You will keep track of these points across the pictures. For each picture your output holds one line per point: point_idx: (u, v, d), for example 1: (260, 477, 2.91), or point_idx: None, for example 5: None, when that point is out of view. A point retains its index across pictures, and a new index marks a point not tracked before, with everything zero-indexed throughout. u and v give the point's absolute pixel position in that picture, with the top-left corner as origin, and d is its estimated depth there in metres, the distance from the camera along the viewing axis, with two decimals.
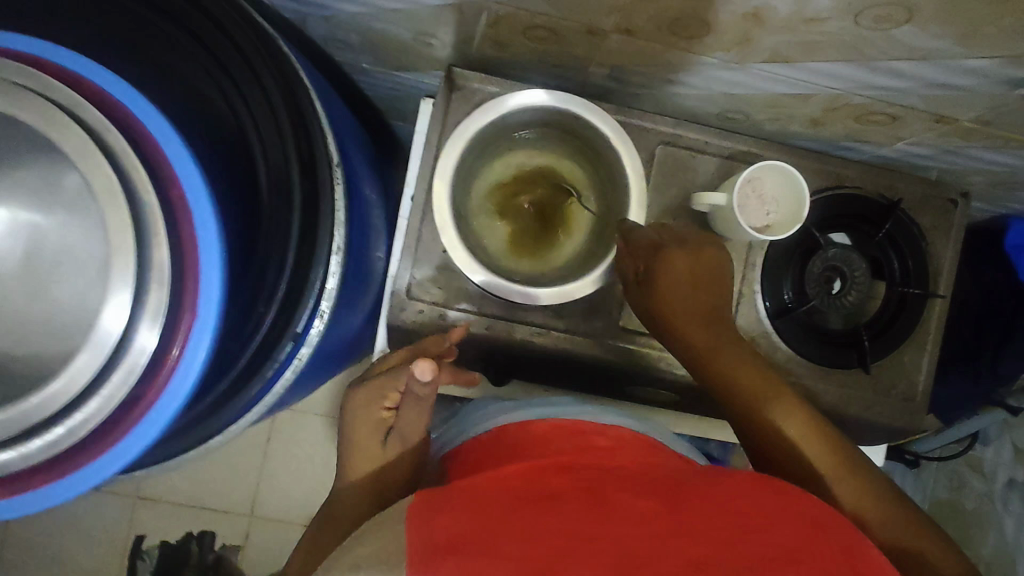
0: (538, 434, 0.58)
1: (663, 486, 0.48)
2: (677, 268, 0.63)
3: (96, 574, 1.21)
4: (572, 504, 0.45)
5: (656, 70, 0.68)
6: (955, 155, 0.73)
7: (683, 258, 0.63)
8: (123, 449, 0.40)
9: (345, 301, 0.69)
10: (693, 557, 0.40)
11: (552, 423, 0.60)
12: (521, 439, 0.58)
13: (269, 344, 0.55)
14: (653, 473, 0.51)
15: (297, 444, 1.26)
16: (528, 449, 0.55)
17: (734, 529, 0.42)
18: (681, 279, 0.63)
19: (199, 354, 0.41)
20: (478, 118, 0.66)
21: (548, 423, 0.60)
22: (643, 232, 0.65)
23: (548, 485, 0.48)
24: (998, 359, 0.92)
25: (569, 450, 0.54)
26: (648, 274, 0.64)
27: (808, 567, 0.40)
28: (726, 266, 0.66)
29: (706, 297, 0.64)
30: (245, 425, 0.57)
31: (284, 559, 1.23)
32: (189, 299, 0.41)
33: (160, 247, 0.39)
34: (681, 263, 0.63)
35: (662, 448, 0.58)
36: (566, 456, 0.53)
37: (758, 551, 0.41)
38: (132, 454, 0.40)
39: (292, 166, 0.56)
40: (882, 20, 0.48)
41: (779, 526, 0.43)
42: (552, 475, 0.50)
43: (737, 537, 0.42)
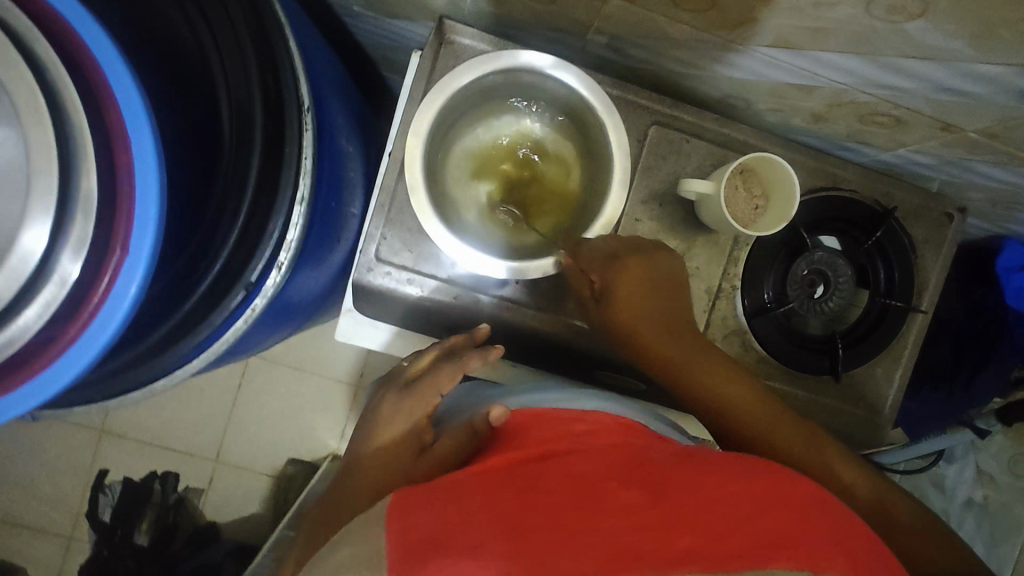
0: (517, 425, 0.58)
1: (650, 475, 0.47)
2: (631, 280, 0.61)
3: (55, 504, 1.20)
4: (554, 497, 0.44)
5: (658, 44, 0.64)
6: (957, 167, 0.71)
7: (637, 267, 0.62)
8: (47, 380, 0.39)
9: (309, 255, 0.66)
10: (685, 543, 0.38)
11: (531, 414, 0.60)
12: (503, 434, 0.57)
13: (220, 289, 0.53)
14: (639, 461, 0.50)
15: (267, 394, 1.23)
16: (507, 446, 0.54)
17: (727, 514, 0.40)
18: (637, 290, 0.61)
19: (129, 290, 0.39)
20: (464, 76, 0.62)
21: (528, 414, 0.60)
22: (591, 249, 0.62)
23: (529, 479, 0.47)
24: (974, 381, 0.91)
25: (546, 444, 0.53)
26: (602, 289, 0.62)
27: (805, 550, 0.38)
28: (683, 268, 0.64)
29: (665, 308, 0.62)
30: (190, 371, 0.56)
31: (245, 507, 1.23)
32: (121, 236, 0.39)
33: (89, 173, 0.38)
34: (628, 280, 0.61)
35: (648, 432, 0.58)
36: (544, 450, 0.52)
37: (754, 535, 0.39)
38: (55, 386, 0.39)
39: (256, 106, 0.54)
40: (896, 11, 0.45)
41: (772, 511, 0.41)
42: (533, 469, 0.49)
43: (731, 521, 0.40)
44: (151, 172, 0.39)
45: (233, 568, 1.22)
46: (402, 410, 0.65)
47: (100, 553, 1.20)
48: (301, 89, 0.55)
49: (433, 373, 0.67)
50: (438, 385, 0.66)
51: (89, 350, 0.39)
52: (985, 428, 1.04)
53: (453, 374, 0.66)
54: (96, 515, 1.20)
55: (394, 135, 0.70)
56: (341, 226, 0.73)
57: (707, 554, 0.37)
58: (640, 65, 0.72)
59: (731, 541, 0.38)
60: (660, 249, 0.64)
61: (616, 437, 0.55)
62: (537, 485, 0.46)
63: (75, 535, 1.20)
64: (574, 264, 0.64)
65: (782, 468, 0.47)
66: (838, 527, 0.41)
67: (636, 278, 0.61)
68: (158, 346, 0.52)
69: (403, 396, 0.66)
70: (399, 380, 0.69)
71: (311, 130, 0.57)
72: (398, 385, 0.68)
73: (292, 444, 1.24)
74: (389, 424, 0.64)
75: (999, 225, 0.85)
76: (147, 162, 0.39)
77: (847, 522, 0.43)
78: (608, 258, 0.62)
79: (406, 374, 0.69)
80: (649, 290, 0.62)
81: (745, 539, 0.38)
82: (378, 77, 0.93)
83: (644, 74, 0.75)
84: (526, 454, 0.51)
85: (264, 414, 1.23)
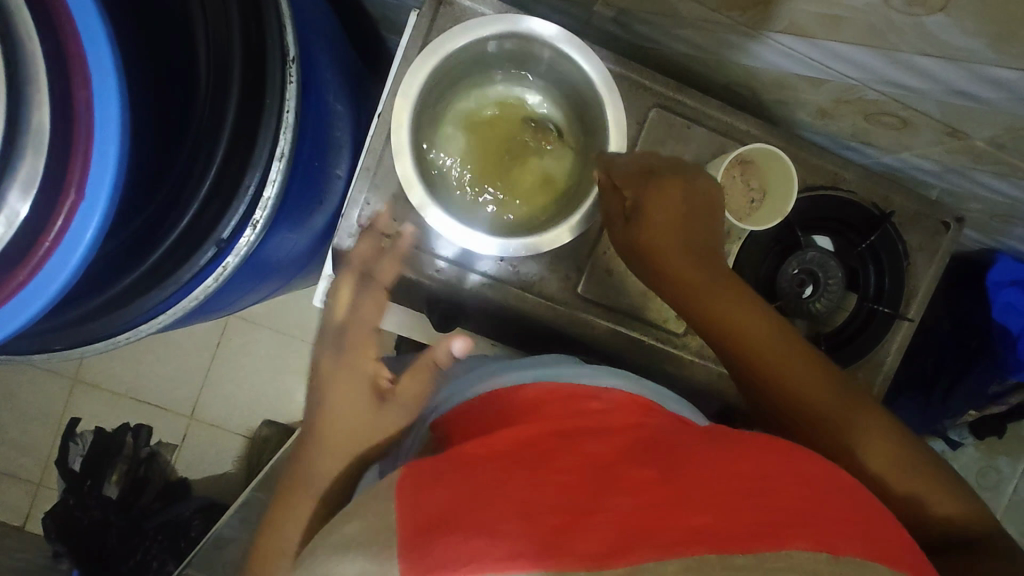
0: (528, 400, 0.55)
1: (659, 449, 0.46)
2: (665, 207, 0.58)
3: (25, 449, 1.18)
4: (566, 473, 0.43)
5: (665, 21, 0.62)
6: (958, 175, 0.69)
7: (673, 188, 0.59)
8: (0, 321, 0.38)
9: (287, 214, 0.64)
10: (697, 526, 0.39)
11: (545, 387, 0.56)
12: (511, 405, 0.55)
13: (190, 244, 0.51)
14: (647, 431, 0.49)
15: (247, 354, 1.21)
16: (518, 415, 0.53)
17: (736, 494, 0.41)
18: (671, 215, 0.58)
19: (85, 234, 0.38)
20: (460, 38, 0.59)
21: (539, 387, 0.56)
22: (623, 165, 0.60)
23: (542, 452, 0.46)
24: (953, 392, 0.91)
25: (561, 414, 0.51)
26: (633, 204, 0.59)
27: (812, 534, 0.39)
28: (715, 197, 0.61)
29: (697, 231, 0.59)
30: (158, 325, 0.55)
31: (218, 465, 1.21)
32: (76, 178, 0.38)
33: (43, 107, 0.37)
34: (662, 197, 0.58)
35: (662, 411, 0.54)
36: (555, 419, 0.50)
37: (763, 515, 0.39)
38: (8, 328, 0.38)
39: (236, 53, 0.51)
40: (916, 3, 0.42)
41: (779, 491, 0.41)
42: (544, 438, 0.47)
43: (742, 502, 0.40)
44: (111, 107, 0.37)
45: (201, 525, 1.19)
46: (346, 363, 0.60)
47: (66, 502, 1.19)
48: (286, 39, 0.53)
49: (355, 300, 0.63)
50: (369, 317, 0.63)
51: (40, 297, 0.38)
52: (957, 440, 1.08)
53: (377, 293, 0.64)
54: (66, 464, 1.18)
55: (386, 96, 0.68)
56: (326, 188, 0.70)
57: (720, 534, 0.38)
58: (646, 43, 0.70)
59: (744, 520, 0.39)
60: (691, 176, 0.60)
61: (633, 412, 0.52)
62: (549, 458, 0.45)
63: (44, 482, 1.19)
64: (608, 180, 0.60)
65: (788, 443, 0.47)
66: (844, 505, 0.42)
67: (673, 198, 0.58)
68: (119, 298, 0.50)
69: (340, 347, 0.61)
70: (331, 326, 0.63)
71: (296, 83, 0.54)
72: (332, 335, 0.62)
73: (268, 406, 1.22)
74: (336, 387, 0.59)
75: (994, 238, 0.84)
76: (109, 97, 0.37)
77: (852, 495, 0.44)
78: (644, 174, 0.59)
79: (334, 318, 0.63)
80: (682, 214, 0.58)
81: (758, 521, 0.39)
82: (378, 35, 0.90)
83: (651, 53, 0.72)
84: (538, 423, 0.50)
85: (242, 374, 1.21)
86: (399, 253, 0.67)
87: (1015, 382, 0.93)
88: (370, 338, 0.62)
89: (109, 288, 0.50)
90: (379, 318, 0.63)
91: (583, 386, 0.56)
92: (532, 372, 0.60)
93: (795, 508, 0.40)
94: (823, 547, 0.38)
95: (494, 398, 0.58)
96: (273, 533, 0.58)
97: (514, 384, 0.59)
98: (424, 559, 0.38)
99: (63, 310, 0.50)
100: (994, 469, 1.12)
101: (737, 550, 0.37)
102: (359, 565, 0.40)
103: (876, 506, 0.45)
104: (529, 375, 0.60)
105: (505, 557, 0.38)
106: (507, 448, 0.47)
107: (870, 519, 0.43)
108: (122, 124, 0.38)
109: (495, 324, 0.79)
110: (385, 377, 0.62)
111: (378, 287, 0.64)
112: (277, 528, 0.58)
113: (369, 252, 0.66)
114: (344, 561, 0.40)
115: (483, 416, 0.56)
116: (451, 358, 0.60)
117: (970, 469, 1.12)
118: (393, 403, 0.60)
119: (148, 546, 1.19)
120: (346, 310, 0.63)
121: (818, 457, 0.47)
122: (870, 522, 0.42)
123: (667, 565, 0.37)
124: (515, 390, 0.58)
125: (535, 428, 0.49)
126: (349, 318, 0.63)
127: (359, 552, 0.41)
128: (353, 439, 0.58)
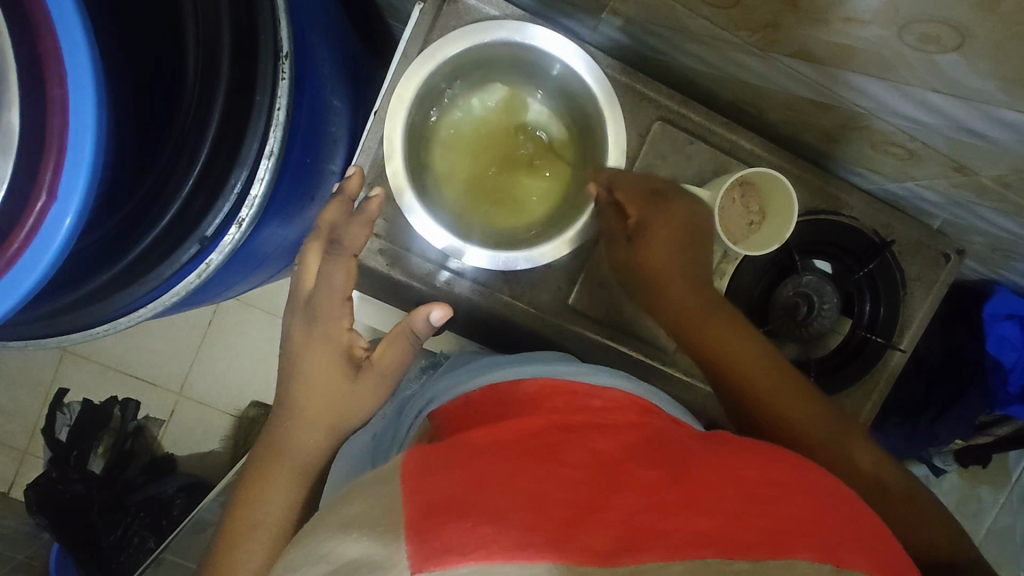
0: (525, 395, 0.53)
1: (669, 453, 0.44)
2: (669, 224, 0.59)
3: (13, 415, 1.18)
4: (574, 469, 0.41)
5: (673, 33, 0.60)
6: (961, 209, 0.68)
7: (676, 211, 0.59)
8: None
9: (278, 209, 0.62)
10: (704, 530, 0.36)
11: (542, 381, 0.55)
12: (509, 399, 0.53)
13: (172, 240, 0.49)
14: (653, 435, 0.47)
15: (238, 335, 1.20)
16: (520, 409, 0.51)
17: (746, 501, 0.39)
18: (673, 234, 0.59)
19: (63, 223, 0.37)
20: (458, 43, 0.58)
21: (537, 381, 0.54)
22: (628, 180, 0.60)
23: (547, 445, 0.44)
24: (939, 421, 0.90)
25: (563, 409, 0.49)
26: (637, 226, 0.60)
27: (822, 543, 0.36)
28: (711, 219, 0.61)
29: (696, 254, 0.60)
30: (138, 318, 0.54)
31: (203, 444, 1.21)
32: (48, 179, 0.37)
33: (13, 106, 0.36)
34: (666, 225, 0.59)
35: (660, 412, 0.54)
36: (560, 414, 0.49)
37: (772, 524, 0.37)
38: None
39: (225, 46, 0.50)
40: (929, 40, 0.40)
41: (788, 500, 0.39)
42: (550, 432, 0.45)
43: (751, 509, 0.38)
44: (87, 106, 0.36)
45: (183, 505, 1.19)
46: (319, 334, 0.59)
47: (49, 475, 1.18)
48: (280, 35, 0.51)
49: (325, 268, 0.59)
50: (337, 287, 0.59)
51: (14, 292, 0.37)
52: (941, 465, 1.08)
53: (348, 261, 0.59)
54: (52, 433, 1.18)
55: (384, 94, 0.66)
56: (319, 183, 0.69)
57: (729, 540, 0.36)
58: (653, 54, 0.69)
59: (752, 526, 0.37)
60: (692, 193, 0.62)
61: (632, 412, 0.51)
62: (557, 453, 0.43)
63: (30, 450, 1.19)
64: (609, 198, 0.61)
65: (794, 457, 0.46)
66: (855, 520, 0.40)
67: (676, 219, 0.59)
68: (97, 292, 0.49)
69: (311, 317, 0.60)
70: (301, 295, 0.61)
71: (288, 80, 0.53)
72: (302, 305, 0.61)
73: (256, 388, 1.20)
74: (311, 356, 0.59)
75: (995, 271, 0.83)
76: (84, 93, 0.36)
77: (865, 515, 0.41)
78: (653, 195, 0.60)
79: (304, 285, 0.61)
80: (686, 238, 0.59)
81: (770, 527, 0.37)
82: (383, 25, 0.88)
83: (658, 63, 0.71)
84: (542, 416, 0.48)
85: (232, 354, 1.20)
86: (369, 218, 0.62)
87: (1001, 415, 0.93)
88: (339, 308, 0.59)
89: (85, 282, 0.49)
90: (348, 287, 0.59)
91: (581, 384, 0.54)
92: (524, 369, 0.59)
93: (802, 518, 0.38)
94: (837, 560, 0.35)
95: (487, 389, 0.57)
96: (252, 501, 0.58)
97: (509, 378, 0.57)
98: (428, 541, 0.34)
99: (42, 301, 0.49)
100: (975, 497, 1.13)
101: (748, 557, 0.34)
102: (363, 545, 0.35)
103: (882, 527, 0.41)
104: (517, 370, 0.59)
105: (513, 547, 0.34)
106: (511, 439, 0.45)
107: (877, 533, 0.40)
108: (96, 120, 0.37)
109: (486, 328, 0.79)
110: (359, 346, 0.61)
111: (346, 255, 0.60)
112: (257, 495, 0.58)
113: (338, 215, 0.62)
114: (347, 540, 0.37)
115: (478, 408, 0.54)
116: (429, 327, 0.61)
117: (952, 495, 1.12)
118: (369, 373, 0.60)
119: (129, 522, 1.19)
120: (314, 278, 0.61)
121: (817, 468, 0.45)
122: (878, 537, 0.40)
123: (673, 566, 0.34)
124: (510, 386, 0.55)
125: (540, 420, 0.47)
126: (318, 286, 0.60)
127: (362, 531, 0.37)
128: (331, 408, 0.59)
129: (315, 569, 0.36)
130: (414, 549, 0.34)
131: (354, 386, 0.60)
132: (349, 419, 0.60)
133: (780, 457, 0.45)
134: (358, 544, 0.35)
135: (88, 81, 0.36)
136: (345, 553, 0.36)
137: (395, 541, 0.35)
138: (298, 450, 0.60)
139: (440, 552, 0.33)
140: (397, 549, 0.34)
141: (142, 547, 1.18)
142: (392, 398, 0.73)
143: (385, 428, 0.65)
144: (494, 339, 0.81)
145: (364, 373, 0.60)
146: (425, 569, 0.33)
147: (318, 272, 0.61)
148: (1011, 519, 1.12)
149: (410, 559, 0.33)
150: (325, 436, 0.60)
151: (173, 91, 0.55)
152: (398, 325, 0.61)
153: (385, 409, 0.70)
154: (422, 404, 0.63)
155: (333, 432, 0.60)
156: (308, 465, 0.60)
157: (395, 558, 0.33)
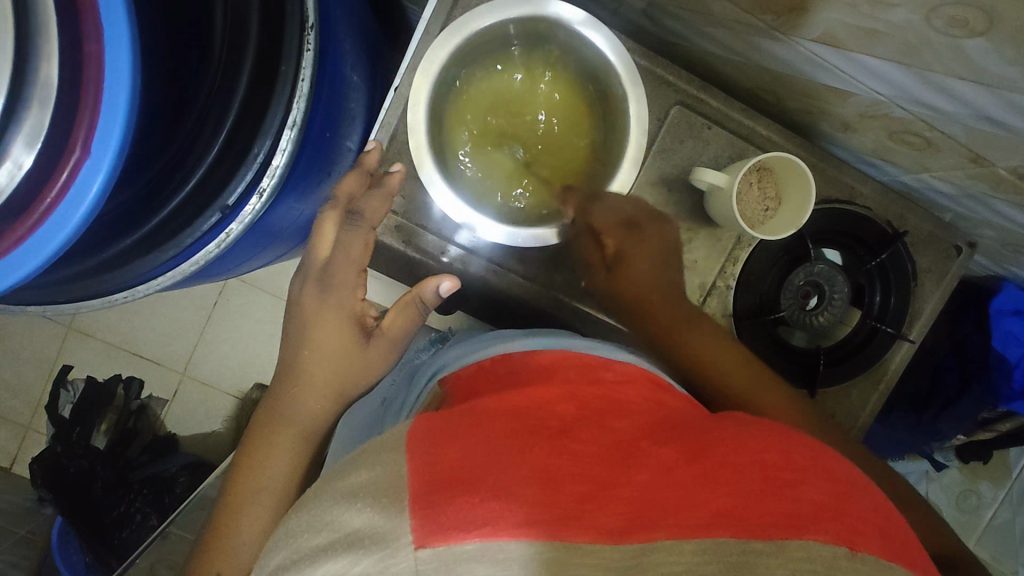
0: (541, 365, 0.53)
1: (682, 433, 0.44)
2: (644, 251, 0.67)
3: (19, 390, 1.18)
4: (585, 446, 0.41)
5: (697, 16, 0.61)
6: (975, 202, 0.68)
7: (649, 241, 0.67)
8: (6, 269, 0.37)
9: (293, 183, 0.62)
10: (718, 511, 0.36)
11: (558, 354, 0.55)
12: (523, 369, 0.53)
13: (194, 209, 0.50)
14: (663, 414, 0.47)
15: (245, 315, 1.19)
16: (533, 378, 0.51)
17: (763, 482, 0.38)
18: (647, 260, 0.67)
19: (95, 180, 0.37)
20: (483, 19, 0.59)
21: (552, 355, 0.54)
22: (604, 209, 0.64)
23: (558, 420, 0.43)
24: (942, 415, 0.92)
25: (576, 381, 0.49)
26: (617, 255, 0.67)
27: (841, 527, 0.35)
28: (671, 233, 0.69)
29: (668, 277, 0.67)
30: (152, 290, 0.54)
31: (204, 426, 1.20)
32: (80, 138, 0.37)
33: (51, 60, 0.37)
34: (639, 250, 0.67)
35: (674, 389, 0.54)
36: (573, 385, 0.48)
37: (791, 507, 0.36)
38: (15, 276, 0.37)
39: (254, 15, 0.51)
40: (957, 25, 0.40)
41: (809, 482, 0.38)
42: (563, 406, 0.45)
43: (769, 492, 0.37)
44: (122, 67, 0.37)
45: (186, 483, 1.19)
46: (331, 304, 0.59)
47: (54, 451, 1.17)
48: (307, 5, 0.52)
49: (342, 240, 0.59)
50: (353, 256, 0.59)
51: (42, 250, 0.37)
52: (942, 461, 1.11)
53: (367, 234, 0.59)
54: (55, 409, 1.17)
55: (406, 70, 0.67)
56: (335, 160, 0.69)
57: (743, 521, 0.35)
58: (674, 38, 0.71)
59: (769, 510, 0.36)
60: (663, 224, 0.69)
61: (644, 386, 0.51)
62: (567, 428, 0.42)
63: (33, 426, 1.18)
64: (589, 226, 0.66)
65: (813, 442, 0.45)
66: (873, 503, 0.39)
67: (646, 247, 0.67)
68: (117, 259, 0.49)
69: (324, 287, 0.59)
70: (315, 264, 0.60)
71: (313, 52, 0.52)
72: (314, 274, 0.60)
73: (261, 369, 1.19)
74: (324, 322, 0.59)
75: (1002, 267, 0.84)
76: (120, 55, 0.37)
77: (878, 499, 0.41)
78: (626, 227, 0.67)
79: (317, 256, 0.60)
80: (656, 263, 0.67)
81: (788, 509, 0.36)
82: (403, 9, 0.89)
83: (678, 48, 0.73)
84: (556, 387, 0.48)
85: (237, 335, 1.19)
86: (389, 192, 0.62)
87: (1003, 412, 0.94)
88: (355, 279, 0.60)
89: (104, 248, 0.49)
90: (364, 258, 0.60)
91: (595, 357, 0.55)
92: (532, 342, 0.59)
93: (822, 500, 0.37)
94: (853, 545, 0.34)
95: (501, 357, 0.57)
96: (257, 465, 0.59)
97: (521, 349, 0.58)
98: (434, 516, 0.33)
99: (65, 264, 0.49)
100: (974, 493, 1.15)
101: (763, 539, 0.34)
102: (367, 516, 0.33)
103: (897, 513, 0.41)
104: (529, 342, 0.59)
105: (519, 522, 0.33)
106: (522, 408, 0.44)
107: (890, 515, 0.39)
108: (132, 83, 0.37)
109: (497, 310, 0.80)
110: (369, 315, 0.62)
111: (366, 226, 0.59)
112: (258, 458, 0.59)
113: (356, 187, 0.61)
114: (352, 509, 0.34)
115: (490, 376, 0.54)
116: (438, 297, 0.62)
117: (951, 490, 1.14)
118: (379, 341, 0.61)
119: (132, 499, 1.19)
120: (329, 246, 0.59)
121: (828, 449, 0.45)
122: (894, 520, 0.39)
123: (683, 546, 0.33)
124: (524, 356, 0.56)
125: (553, 392, 0.47)
126: (333, 254, 0.59)
127: (367, 501, 0.35)
128: (334, 376, 0.59)
129: (316, 537, 0.34)
130: (419, 523, 0.32)
131: (363, 354, 0.60)
132: (354, 387, 0.61)
133: (794, 440, 0.44)
134: (362, 514, 0.34)
135: (124, 48, 0.37)
136: (349, 522, 0.34)
137: (400, 512, 0.33)
138: (301, 415, 0.60)
139: (445, 528, 0.32)
140: (402, 520, 0.32)
141: (144, 524, 1.18)
142: (401, 364, 0.74)
143: (394, 395, 0.65)
144: (505, 320, 0.81)
145: (375, 340, 0.61)
146: (429, 544, 0.31)
147: (334, 241, 0.60)
148: (1012, 515, 1.13)
149: (415, 533, 0.32)
150: (331, 403, 0.61)
151: (197, 60, 0.56)
152: (407, 295, 0.62)
153: (394, 375, 0.72)
154: (433, 370, 0.63)
155: (336, 401, 0.61)
156: (311, 432, 0.60)
157: (399, 530, 0.32)
